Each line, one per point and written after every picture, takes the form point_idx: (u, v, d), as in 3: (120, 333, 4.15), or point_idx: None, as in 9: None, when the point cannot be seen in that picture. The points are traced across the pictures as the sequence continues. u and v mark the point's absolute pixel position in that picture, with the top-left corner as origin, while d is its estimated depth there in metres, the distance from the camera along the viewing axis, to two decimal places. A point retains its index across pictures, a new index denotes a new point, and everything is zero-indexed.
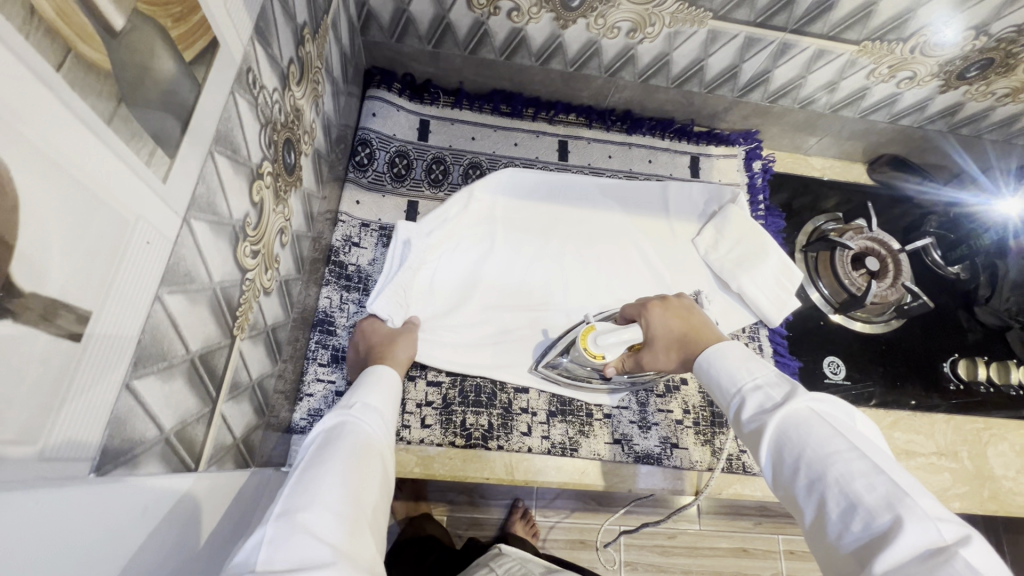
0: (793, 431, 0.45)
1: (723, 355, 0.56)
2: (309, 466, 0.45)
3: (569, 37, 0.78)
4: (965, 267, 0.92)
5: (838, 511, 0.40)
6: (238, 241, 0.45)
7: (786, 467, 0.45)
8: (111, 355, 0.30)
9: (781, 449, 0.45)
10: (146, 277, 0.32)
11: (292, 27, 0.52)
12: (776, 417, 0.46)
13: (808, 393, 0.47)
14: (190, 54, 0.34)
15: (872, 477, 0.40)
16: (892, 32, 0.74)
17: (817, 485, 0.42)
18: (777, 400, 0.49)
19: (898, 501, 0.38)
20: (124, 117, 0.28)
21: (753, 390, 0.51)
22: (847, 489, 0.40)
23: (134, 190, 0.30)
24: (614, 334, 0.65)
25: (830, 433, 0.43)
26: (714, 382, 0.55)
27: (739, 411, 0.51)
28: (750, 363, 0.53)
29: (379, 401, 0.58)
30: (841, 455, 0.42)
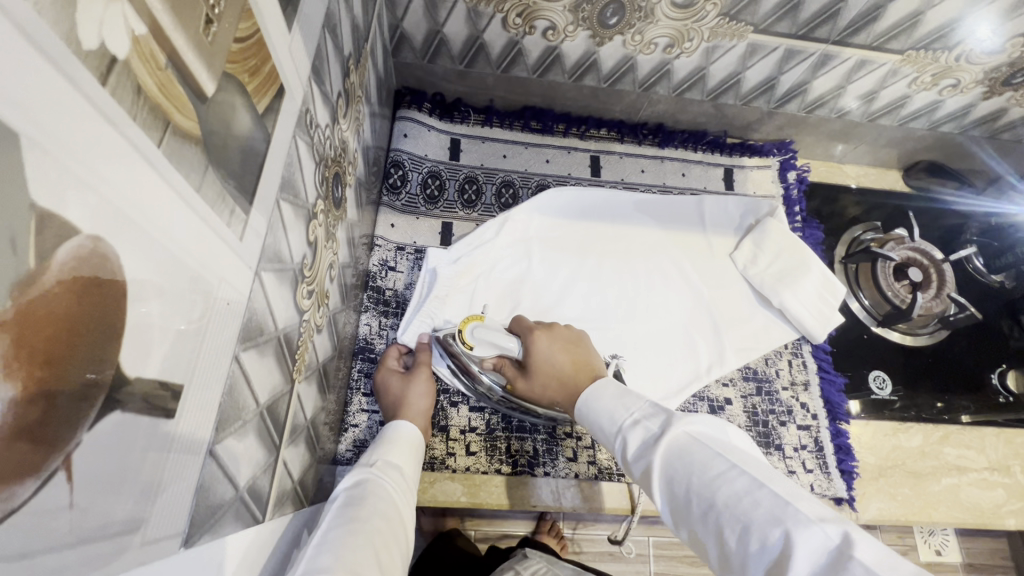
0: (677, 463, 0.46)
1: (597, 397, 0.58)
2: (331, 526, 0.45)
3: (605, 54, 0.77)
4: (1009, 276, 0.91)
5: (734, 538, 0.40)
6: (298, 284, 0.45)
7: (680, 502, 0.45)
8: (198, 426, 0.29)
9: (671, 485, 0.46)
10: (226, 339, 0.31)
11: (340, 60, 0.51)
12: (659, 451, 0.47)
13: (681, 417, 0.49)
14: (262, 105, 0.33)
15: (753, 494, 0.40)
16: (937, 41, 0.72)
17: (711, 515, 0.42)
18: (656, 431, 0.50)
19: (779, 512, 0.38)
20: (211, 182, 0.27)
21: (632, 425, 0.52)
22: (734, 511, 0.40)
23: (217, 253, 0.29)
24: (491, 333, 0.68)
25: (708, 456, 0.44)
26: (599, 428, 0.56)
27: (627, 452, 0.51)
28: (625, 399, 0.55)
29: (398, 455, 0.58)
30: (723, 478, 0.42)
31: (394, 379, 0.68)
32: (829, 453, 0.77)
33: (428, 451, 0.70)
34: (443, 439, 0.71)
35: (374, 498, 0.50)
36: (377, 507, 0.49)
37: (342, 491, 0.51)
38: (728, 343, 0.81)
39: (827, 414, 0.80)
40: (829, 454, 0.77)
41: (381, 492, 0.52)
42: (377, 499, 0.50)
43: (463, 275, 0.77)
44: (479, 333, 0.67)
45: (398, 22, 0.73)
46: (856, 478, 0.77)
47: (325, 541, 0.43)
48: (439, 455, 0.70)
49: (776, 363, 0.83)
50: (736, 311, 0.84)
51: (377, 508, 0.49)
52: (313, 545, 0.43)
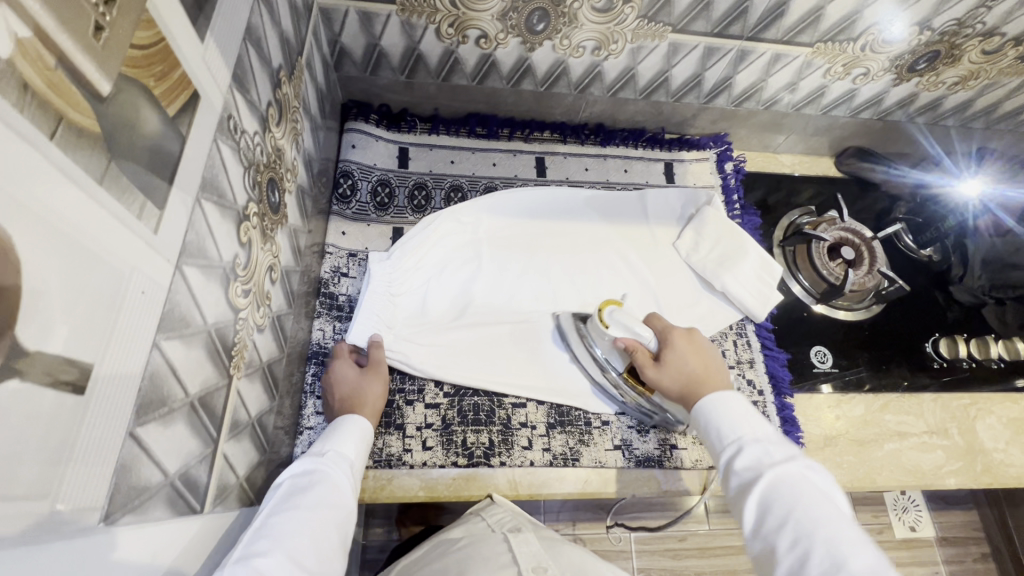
0: (787, 488, 0.51)
1: (725, 405, 0.61)
2: (273, 513, 0.49)
3: (537, 59, 0.81)
4: (936, 249, 0.96)
5: (818, 565, 0.45)
6: (231, 282, 0.46)
7: (776, 520, 0.50)
8: (116, 408, 0.31)
9: (772, 502, 0.51)
10: (143, 326, 0.33)
11: (268, 71, 0.54)
12: (776, 473, 0.52)
13: (805, 461, 0.53)
14: (173, 108, 0.35)
15: (854, 545, 0.46)
16: (842, 32, 0.77)
17: (803, 543, 0.47)
18: (775, 458, 0.54)
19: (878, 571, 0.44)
20: (114, 176, 0.30)
21: (752, 442, 0.56)
22: (833, 553, 0.45)
23: (128, 244, 0.31)
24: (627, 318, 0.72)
25: (822, 499, 0.49)
26: (713, 428, 0.60)
27: (732, 460, 0.56)
28: (751, 420, 0.59)
29: (350, 447, 0.59)
30: (831, 522, 0.48)
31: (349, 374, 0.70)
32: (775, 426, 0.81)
33: (384, 449, 0.71)
34: (400, 436, 0.72)
35: (325, 492, 0.53)
36: (325, 499, 0.52)
37: (281, 480, 0.53)
38: None
39: (772, 389, 0.83)
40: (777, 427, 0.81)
41: (335, 481, 0.54)
42: (322, 490, 0.52)
43: (404, 276, 0.78)
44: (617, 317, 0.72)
45: (336, 37, 0.76)
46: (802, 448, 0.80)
47: (269, 529, 0.47)
48: (396, 452, 0.71)
49: (722, 344, 0.86)
50: (681, 297, 0.87)
51: (324, 500, 0.52)
52: (252, 529, 0.47)
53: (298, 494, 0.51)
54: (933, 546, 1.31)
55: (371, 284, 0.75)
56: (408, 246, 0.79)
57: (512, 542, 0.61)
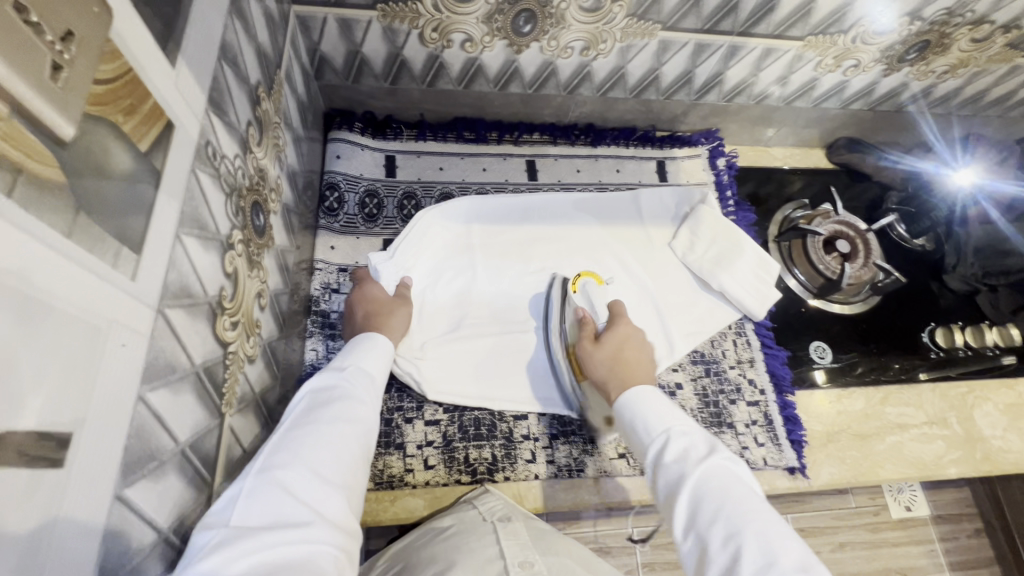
0: (716, 485, 0.48)
1: (645, 400, 0.59)
2: (296, 423, 0.47)
3: (525, 61, 0.79)
4: (929, 239, 0.97)
5: (751, 567, 0.42)
6: (217, 316, 0.44)
7: (705, 518, 0.47)
8: (100, 471, 0.29)
9: (702, 500, 0.48)
10: (125, 380, 0.31)
11: (246, 89, 0.51)
12: (704, 469, 0.50)
13: (727, 454, 0.52)
14: (145, 142, 0.33)
15: (786, 542, 0.44)
16: (832, 25, 0.76)
17: (734, 540, 0.44)
18: (701, 453, 0.52)
19: (811, 568, 0.42)
20: (85, 225, 0.27)
21: (680, 435, 0.54)
22: (764, 549, 0.43)
23: (104, 296, 0.29)
24: (595, 295, 0.79)
25: (749, 496, 0.48)
26: (636, 424, 0.58)
27: (660, 455, 0.53)
28: (673, 413, 0.57)
29: (372, 362, 0.57)
30: (760, 517, 0.46)
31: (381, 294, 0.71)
32: (778, 424, 0.80)
33: (385, 469, 0.70)
34: (400, 456, 0.71)
35: (344, 405, 0.50)
36: (345, 414, 0.49)
37: (302, 391, 0.51)
38: (675, 329, 0.83)
39: (773, 388, 0.83)
40: (779, 426, 0.80)
41: (354, 396, 0.52)
42: (343, 405, 0.50)
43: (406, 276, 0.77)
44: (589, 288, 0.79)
45: (315, 45, 0.73)
46: (805, 446, 0.80)
47: (289, 439, 0.45)
48: (397, 472, 0.70)
49: (722, 344, 0.85)
50: (679, 298, 0.86)
51: (343, 415, 0.49)
52: (275, 435, 0.46)
53: (317, 407, 0.49)
54: (928, 525, 1.33)
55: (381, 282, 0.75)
56: (407, 244, 0.78)
57: (501, 535, 0.57)
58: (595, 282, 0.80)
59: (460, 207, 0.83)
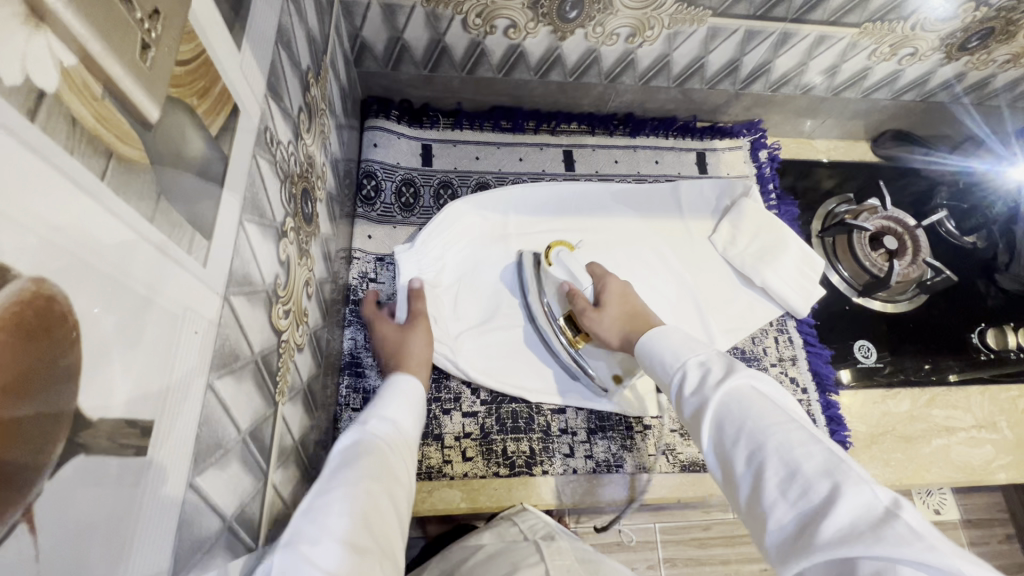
0: (734, 406, 0.47)
1: (667, 336, 0.60)
2: (324, 485, 0.44)
3: (568, 48, 0.77)
4: (981, 237, 0.93)
5: (773, 477, 0.41)
6: (272, 305, 0.44)
7: (728, 439, 0.46)
8: (176, 459, 0.29)
9: (722, 424, 0.47)
10: (197, 368, 0.31)
11: (298, 74, 0.50)
12: (719, 393, 0.49)
13: (747, 371, 0.50)
14: (214, 127, 0.32)
15: (808, 446, 0.42)
16: (891, 12, 0.73)
17: (756, 455, 0.43)
18: (718, 375, 0.51)
19: (835, 469, 0.39)
20: (165, 209, 0.27)
21: (694, 365, 0.54)
22: (784, 455, 0.42)
23: (179, 282, 0.28)
24: (573, 262, 0.76)
25: (768, 409, 0.46)
26: (656, 363, 0.58)
27: (681, 388, 0.53)
28: (690, 345, 0.57)
29: (396, 412, 0.57)
30: (779, 427, 0.44)
31: (393, 332, 0.69)
32: (821, 425, 0.78)
33: (423, 460, 0.69)
34: (438, 447, 0.70)
35: (374, 462, 0.49)
36: (377, 471, 0.48)
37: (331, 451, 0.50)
38: (715, 325, 0.82)
39: (816, 387, 0.81)
40: (822, 426, 0.78)
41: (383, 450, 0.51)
42: (372, 462, 0.49)
43: (433, 264, 0.77)
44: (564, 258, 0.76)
45: (357, 31, 0.71)
46: (849, 447, 0.78)
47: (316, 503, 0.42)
48: (435, 463, 0.69)
49: (763, 341, 0.83)
50: (719, 294, 0.84)
51: (371, 473, 0.47)
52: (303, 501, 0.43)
53: (347, 465, 0.47)
54: (958, 528, 1.30)
55: (405, 272, 0.74)
56: (435, 234, 0.77)
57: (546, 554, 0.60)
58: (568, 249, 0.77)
59: (497, 195, 0.83)
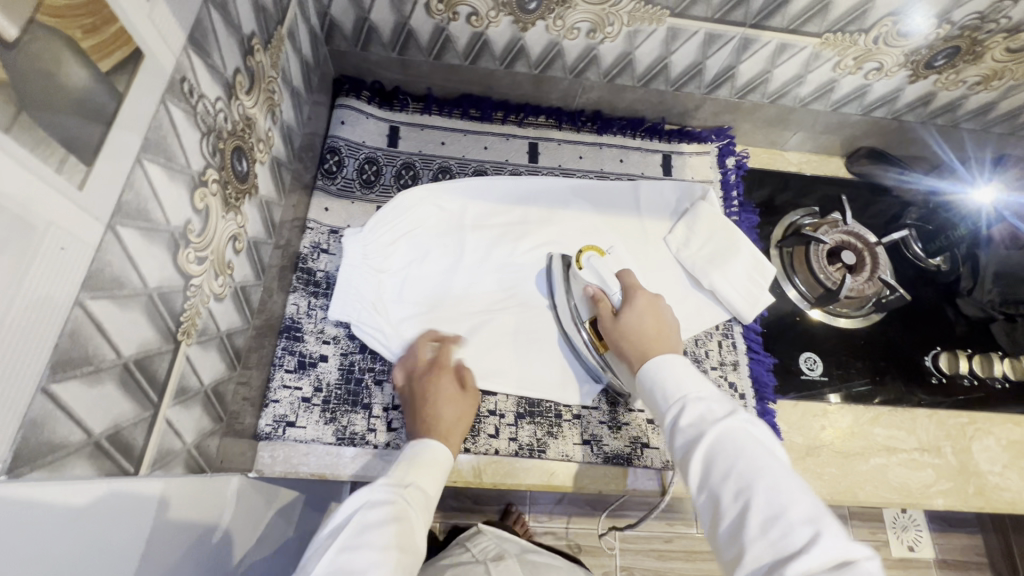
0: (729, 447, 0.49)
1: (672, 366, 0.60)
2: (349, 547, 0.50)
3: (531, 40, 0.79)
4: (945, 259, 0.92)
5: (758, 520, 0.45)
6: (180, 248, 0.46)
7: (717, 477, 0.49)
8: (24, 361, 0.31)
9: (713, 461, 0.49)
10: (62, 282, 0.33)
11: (237, 38, 0.53)
12: (716, 432, 0.51)
13: (744, 415, 0.52)
14: (106, 63, 0.35)
15: (794, 495, 0.45)
16: (853, 23, 0.73)
17: (745, 495, 0.47)
18: (716, 415, 0.53)
19: (815, 519, 0.44)
20: (26, 125, 0.29)
21: (696, 400, 0.54)
22: (773, 501, 0.45)
23: (43, 197, 0.30)
24: (603, 268, 0.77)
25: (761, 455, 0.48)
26: (655, 391, 0.59)
27: (677, 421, 0.54)
28: (691, 379, 0.57)
29: (416, 472, 0.59)
30: (769, 473, 0.47)
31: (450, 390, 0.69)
32: None
33: (348, 427, 0.71)
34: (365, 416, 0.72)
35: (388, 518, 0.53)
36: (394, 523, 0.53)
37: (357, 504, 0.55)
38: None
39: (754, 394, 0.80)
40: None
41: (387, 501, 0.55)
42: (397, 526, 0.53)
43: (381, 249, 0.77)
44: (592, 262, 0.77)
45: (325, 9, 0.75)
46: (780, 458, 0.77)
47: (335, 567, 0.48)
48: (360, 431, 0.71)
49: (706, 343, 0.83)
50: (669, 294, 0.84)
51: (397, 540, 0.52)
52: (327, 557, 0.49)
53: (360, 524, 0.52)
54: (930, 568, 1.26)
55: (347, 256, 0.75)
56: (388, 220, 0.77)
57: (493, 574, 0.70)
58: (599, 255, 0.79)
59: (459, 185, 0.83)
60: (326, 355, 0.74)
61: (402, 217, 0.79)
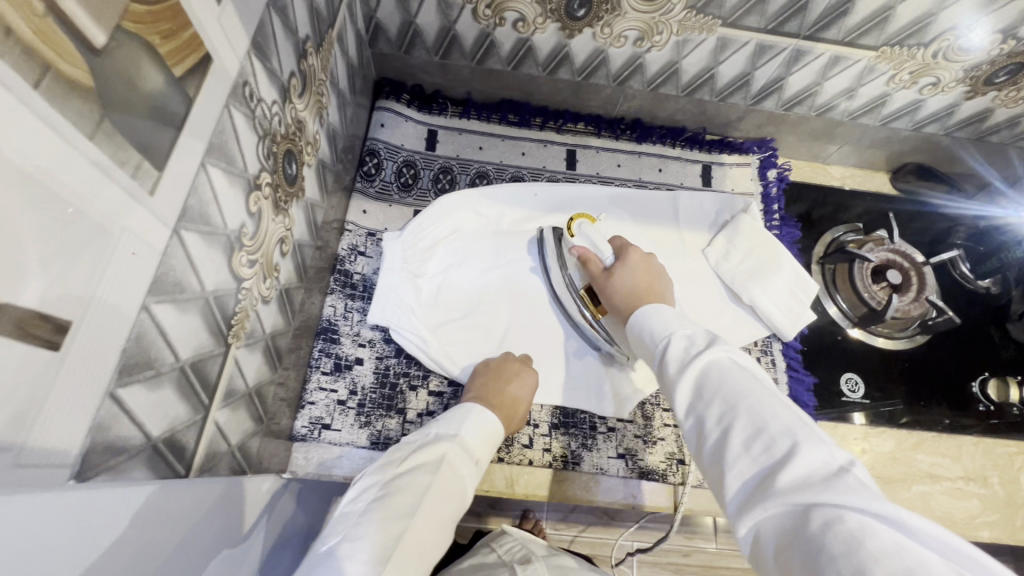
0: (713, 374, 0.47)
1: (659, 312, 0.58)
2: (400, 488, 0.53)
3: (576, 47, 0.78)
4: (997, 282, 0.89)
5: (743, 437, 0.42)
6: (235, 251, 0.46)
7: (702, 404, 0.46)
8: (97, 365, 0.31)
9: (699, 388, 0.47)
10: (131, 287, 0.33)
11: (294, 41, 0.53)
12: (698, 361, 0.48)
13: (726, 343, 0.50)
14: (179, 69, 0.35)
15: (777, 410, 0.42)
16: (912, 36, 0.71)
17: (728, 416, 0.44)
18: (699, 346, 0.50)
19: (797, 431, 0.40)
20: (107, 131, 0.29)
21: (681, 336, 0.52)
22: (754, 417, 0.42)
23: (119, 203, 0.30)
24: (596, 236, 0.73)
25: (744, 377, 0.46)
26: (643, 335, 0.57)
27: (663, 356, 0.52)
28: (678, 318, 0.55)
29: (477, 441, 0.61)
30: (752, 392, 0.44)
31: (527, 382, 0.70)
32: None
33: (383, 431, 0.71)
34: (399, 420, 0.71)
35: (429, 496, 0.53)
36: (441, 507, 0.53)
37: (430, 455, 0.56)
38: None
39: None
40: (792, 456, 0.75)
41: (454, 482, 0.55)
42: (449, 480, 0.55)
43: (420, 253, 0.77)
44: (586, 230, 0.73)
45: (372, 12, 0.75)
46: None
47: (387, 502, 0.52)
48: (394, 436, 0.70)
49: None
50: (707, 308, 0.83)
51: (443, 492, 0.54)
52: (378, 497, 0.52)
53: (422, 492, 0.53)
54: None
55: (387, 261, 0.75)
56: (426, 224, 0.77)
57: None
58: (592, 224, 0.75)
59: (497, 191, 0.82)
60: (362, 358, 0.73)
61: (442, 222, 0.78)
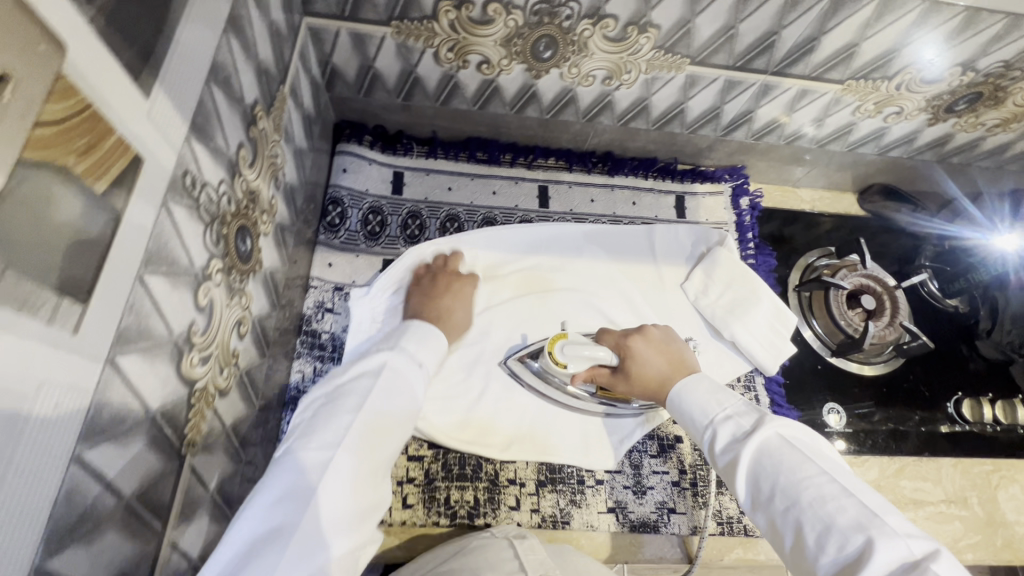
0: (766, 461, 0.47)
1: (691, 389, 0.57)
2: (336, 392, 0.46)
3: (543, 86, 0.75)
4: (964, 301, 0.90)
5: (813, 535, 0.42)
6: (184, 355, 0.42)
7: (763, 494, 0.46)
8: (18, 543, 0.26)
9: (757, 479, 0.47)
10: (57, 442, 0.29)
11: (240, 110, 0.48)
12: (747, 448, 0.48)
13: (775, 420, 0.49)
14: (102, 183, 0.30)
15: (841, 500, 0.42)
16: (875, 71, 0.71)
17: (792, 510, 0.43)
18: (747, 429, 0.50)
19: (869, 524, 0.40)
20: (12, 282, 0.25)
21: (724, 420, 0.52)
22: (819, 512, 0.42)
23: (31, 357, 0.26)
24: (583, 348, 0.64)
25: (800, 461, 0.45)
26: (683, 415, 0.57)
27: (711, 443, 0.52)
28: (717, 394, 0.55)
29: (422, 351, 0.54)
30: (812, 480, 0.44)
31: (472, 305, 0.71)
32: None
33: None
34: None
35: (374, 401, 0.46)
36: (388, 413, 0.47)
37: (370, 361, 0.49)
38: None
39: None
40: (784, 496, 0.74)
41: (400, 389, 0.49)
42: (393, 380, 0.49)
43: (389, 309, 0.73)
44: (569, 350, 0.64)
45: (327, 57, 0.70)
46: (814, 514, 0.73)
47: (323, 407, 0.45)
48: None
49: None
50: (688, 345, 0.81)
51: (388, 392, 0.48)
52: (314, 404, 0.46)
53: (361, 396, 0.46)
54: None
55: (356, 321, 0.71)
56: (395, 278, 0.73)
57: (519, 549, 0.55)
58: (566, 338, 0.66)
59: (469, 238, 0.78)
60: None
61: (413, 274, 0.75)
